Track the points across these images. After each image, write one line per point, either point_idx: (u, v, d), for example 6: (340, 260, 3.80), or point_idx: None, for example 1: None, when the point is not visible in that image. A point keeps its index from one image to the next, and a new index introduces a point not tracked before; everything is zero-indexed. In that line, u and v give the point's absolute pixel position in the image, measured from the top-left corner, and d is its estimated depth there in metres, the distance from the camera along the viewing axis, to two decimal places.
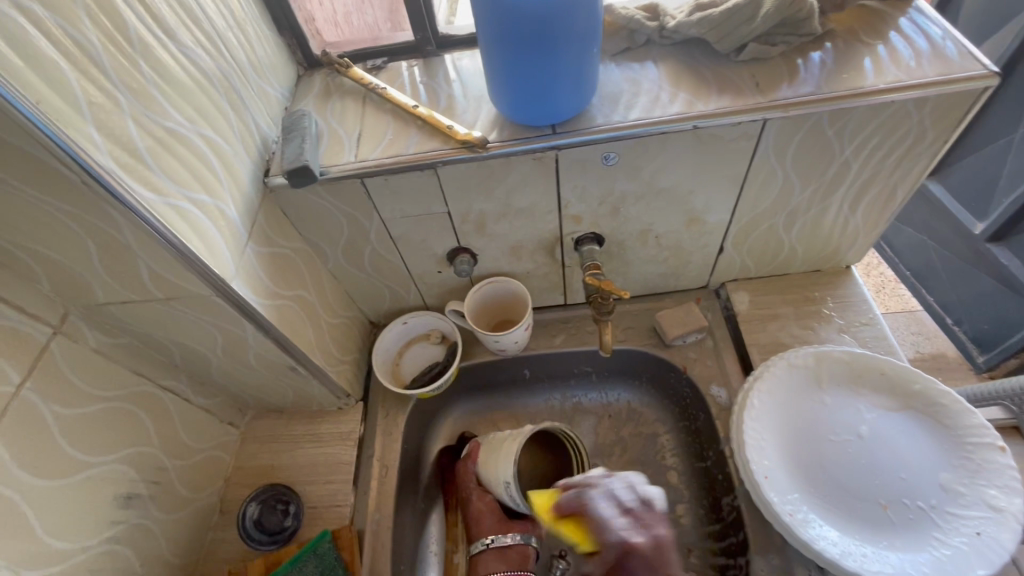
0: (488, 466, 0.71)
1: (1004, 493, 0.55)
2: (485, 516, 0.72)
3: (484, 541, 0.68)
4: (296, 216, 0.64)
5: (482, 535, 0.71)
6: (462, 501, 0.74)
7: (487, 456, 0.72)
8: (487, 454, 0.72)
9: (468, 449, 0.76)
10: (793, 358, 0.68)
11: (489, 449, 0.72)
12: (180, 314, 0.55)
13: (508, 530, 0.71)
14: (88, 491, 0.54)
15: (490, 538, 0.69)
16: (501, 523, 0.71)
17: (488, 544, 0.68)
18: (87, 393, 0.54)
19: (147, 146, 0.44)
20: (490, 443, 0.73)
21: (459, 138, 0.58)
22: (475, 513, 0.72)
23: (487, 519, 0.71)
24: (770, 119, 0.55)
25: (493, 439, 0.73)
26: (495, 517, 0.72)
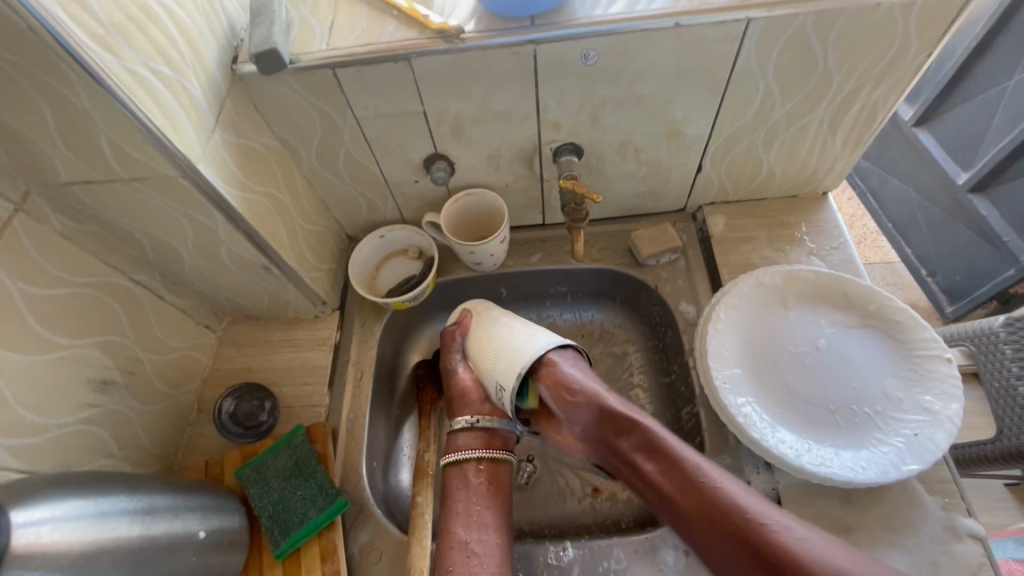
0: (484, 350, 0.65)
1: (940, 399, 0.58)
2: (472, 396, 0.66)
3: (468, 420, 0.64)
4: (268, 110, 0.62)
5: (465, 410, 0.66)
6: (447, 376, 0.69)
7: (487, 340, 0.66)
8: (484, 340, 0.66)
9: (460, 319, 0.72)
10: (762, 276, 0.69)
11: (489, 333, 0.66)
12: (147, 199, 0.54)
13: (491, 412, 0.66)
14: (61, 371, 0.55)
15: (474, 416, 0.64)
16: (486, 406, 0.66)
17: (471, 422, 0.64)
18: (55, 276, 0.54)
19: (101, 5, 0.42)
20: (491, 326, 0.67)
21: (434, 27, 0.56)
22: (460, 390, 0.67)
23: (473, 402, 0.66)
24: (754, 19, 0.54)
25: (496, 322, 0.67)
26: (480, 395, 0.66)
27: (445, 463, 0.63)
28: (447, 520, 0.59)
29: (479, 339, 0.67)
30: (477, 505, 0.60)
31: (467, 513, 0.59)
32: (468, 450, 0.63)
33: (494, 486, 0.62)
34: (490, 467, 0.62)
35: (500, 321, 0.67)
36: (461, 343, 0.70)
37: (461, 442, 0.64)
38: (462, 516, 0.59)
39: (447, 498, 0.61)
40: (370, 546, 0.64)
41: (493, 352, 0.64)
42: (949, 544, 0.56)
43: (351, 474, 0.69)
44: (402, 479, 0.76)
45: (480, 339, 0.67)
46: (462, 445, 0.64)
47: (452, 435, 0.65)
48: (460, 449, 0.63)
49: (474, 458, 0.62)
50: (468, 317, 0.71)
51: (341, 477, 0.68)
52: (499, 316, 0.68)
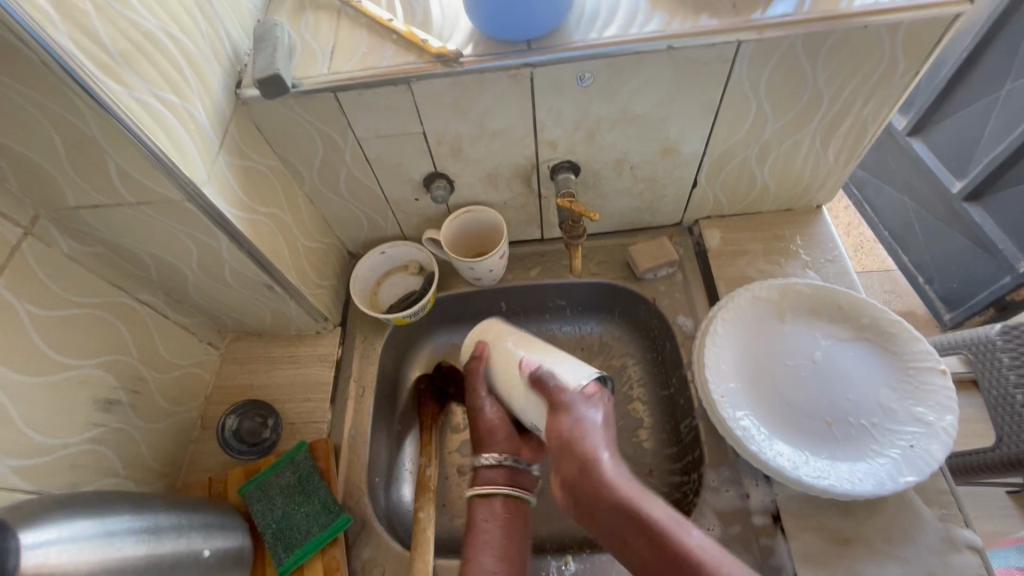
0: (510, 377, 0.62)
1: (935, 410, 0.59)
2: (500, 432, 0.62)
3: (496, 456, 0.60)
4: (270, 132, 0.63)
5: (493, 448, 0.62)
6: (472, 410, 0.65)
7: (509, 367, 0.62)
8: (506, 365, 0.63)
9: (478, 348, 0.68)
10: (758, 290, 0.70)
11: (507, 361, 0.63)
12: (152, 221, 0.55)
13: (519, 449, 0.62)
14: (67, 391, 0.56)
15: (502, 454, 0.60)
16: (515, 444, 0.62)
17: (500, 460, 0.60)
18: (63, 297, 0.55)
19: (110, 37, 0.44)
20: (510, 352, 0.64)
21: (433, 52, 0.58)
22: (487, 425, 0.63)
23: (501, 438, 0.62)
24: (744, 41, 0.55)
25: (516, 348, 0.64)
26: (511, 430, 0.63)
27: (472, 498, 0.58)
28: (472, 554, 0.54)
29: (501, 364, 0.64)
30: (506, 539, 0.56)
31: (496, 547, 0.55)
32: (497, 484, 0.58)
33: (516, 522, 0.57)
34: (514, 505, 0.58)
35: (517, 348, 0.64)
36: (485, 374, 0.66)
37: (489, 477, 0.59)
38: (490, 549, 0.54)
39: (471, 534, 0.56)
40: (372, 562, 0.64)
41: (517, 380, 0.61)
42: (947, 555, 0.56)
43: (353, 490, 0.69)
44: (404, 494, 0.76)
45: (502, 364, 0.63)
46: (489, 481, 0.59)
47: (475, 470, 0.61)
48: (488, 484, 0.59)
49: (502, 492, 0.58)
50: (490, 343, 0.67)
51: (343, 493, 0.69)
52: (517, 342, 0.65)
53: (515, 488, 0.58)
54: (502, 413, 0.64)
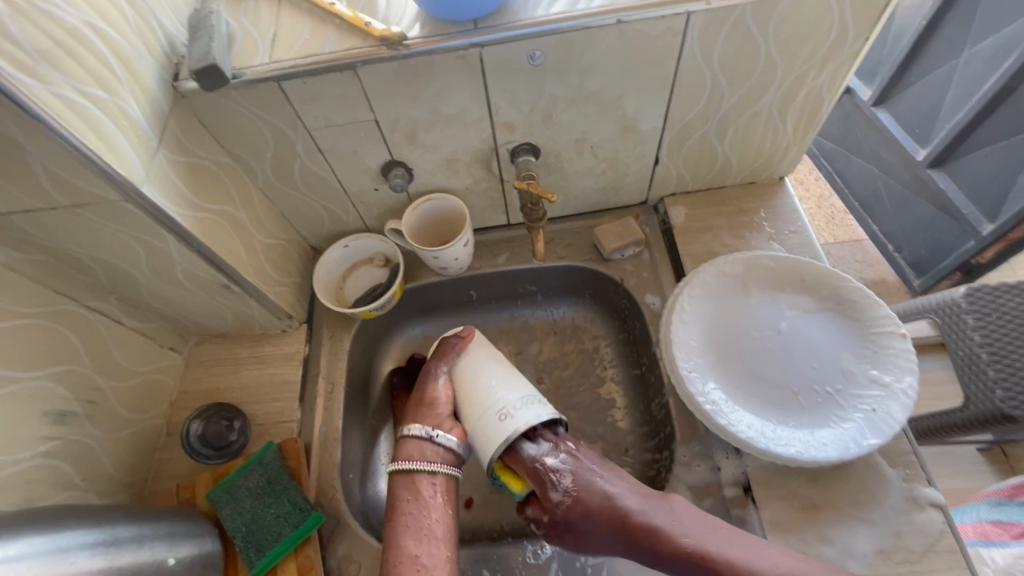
0: (481, 386, 0.63)
1: (894, 373, 0.60)
2: (440, 407, 0.63)
3: (427, 430, 0.61)
4: (214, 126, 0.61)
5: (427, 421, 0.63)
6: (423, 383, 0.66)
7: (472, 386, 0.63)
8: (478, 371, 0.64)
9: (461, 333, 0.69)
10: (722, 265, 0.70)
11: (479, 367, 0.64)
12: (90, 224, 0.52)
13: (454, 429, 0.63)
14: (13, 405, 0.53)
15: (435, 430, 0.61)
16: (452, 421, 0.63)
17: (430, 435, 0.61)
18: (1, 308, 0.52)
19: (24, 31, 0.41)
20: (482, 363, 0.65)
21: (377, 34, 0.56)
22: (430, 398, 0.64)
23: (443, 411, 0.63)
24: (693, 12, 0.54)
25: (484, 360, 0.66)
26: (449, 410, 0.64)
27: (393, 471, 0.60)
28: (394, 532, 0.56)
29: (481, 367, 0.64)
30: (427, 516, 0.57)
31: (417, 525, 0.56)
32: (425, 461, 0.60)
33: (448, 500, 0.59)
34: (446, 482, 0.59)
35: (481, 357, 0.66)
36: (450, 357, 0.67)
37: (413, 450, 0.60)
38: (413, 530, 0.56)
39: (395, 508, 0.58)
40: (348, 558, 0.64)
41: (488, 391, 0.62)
42: (911, 514, 0.58)
43: (326, 487, 0.68)
44: (381, 488, 0.75)
45: (477, 369, 0.64)
46: (412, 454, 0.60)
47: (401, 441, 0.62)
48: (414, 459, 0.60)
49: (428, 470, 0.59)
50: (467, 333, 0.69)
51: (316, 491, 0.68)
52: (496, 354, 0.67)
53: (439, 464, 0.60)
54: (449, 390, 0.65)
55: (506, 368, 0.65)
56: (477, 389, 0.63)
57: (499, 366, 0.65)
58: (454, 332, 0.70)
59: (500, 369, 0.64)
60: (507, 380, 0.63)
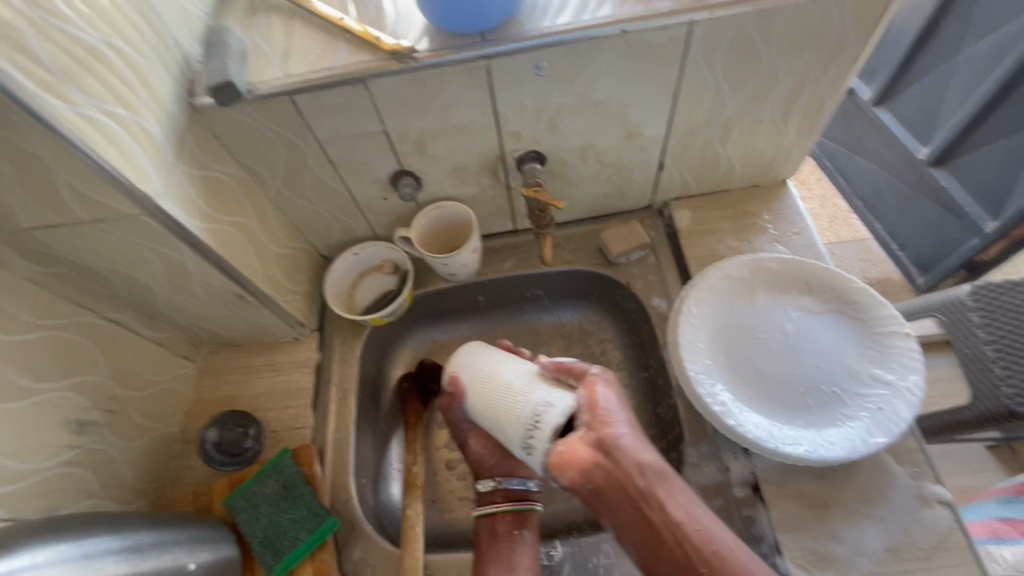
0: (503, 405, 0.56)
1: (900, 372, 0.61)
2: (490, 459, 0.64)
3: (491, 482, 0.63)
4: (228, 139, 0.62)
5: (489, 474, 0.65)
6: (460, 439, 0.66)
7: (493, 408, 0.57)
8: (498, 391, 0.57)
9: (449, 385, 0.62)
10: (728, 268, 0.71)
11: (491, 394, 0.58)
12: (110, 237, 0.54)
13: (512, 467, 0.64)
14: (37, 415, 0.55)
15: (497, 478, 0.63)
16: (506, 463, 0.64)
17: (496, 484, 0.63)
18: (25, 321, 0.54)
19: (50, 54, 0.43)
20: (481, 384, 0.59)
21: (387, 48, 0.57)
22: (476, 456, 0.65)
23: (494, 460, 0.64)
24: (695, 22, 0.55)
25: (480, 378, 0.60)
26: (499, 452, 0.64)
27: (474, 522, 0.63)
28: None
29: (480, 392, 0.59)
30: (515, 555, 0.60)
31: (507, 564, 0.59)
32: (496, 506, 0.62)
33: (525, 536, 0.61)
34: (518, 518, 0.62)
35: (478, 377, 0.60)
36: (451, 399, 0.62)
37: (486, 500, 0.63)
38: (503, 567, 0.59)
39: (481, 557, 0.61)
40: (364, 562, 0.65)
41: (509, 409, 0.55)
42: (920, 512, 0.58)
43: (340, 492, 0.69)
44: (393, 492, 0.76)
45: (489, 398, 0.57)
46: (487, 504, 0.64)
47: (477, 494, 0.65)
48: (487, 506, 0.63)
49: (502, 514, 0.62)
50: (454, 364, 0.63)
51: (331, 496, 0.69)
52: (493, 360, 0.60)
53: (512, 509, 0.62)
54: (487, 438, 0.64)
55: (511, 372, 0.58)
56: (501, 416, 0.56)
57: (505, 374, 0.58)
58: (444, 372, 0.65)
59: (502, 381, 0.57)
60: (525, 380, 0.56)
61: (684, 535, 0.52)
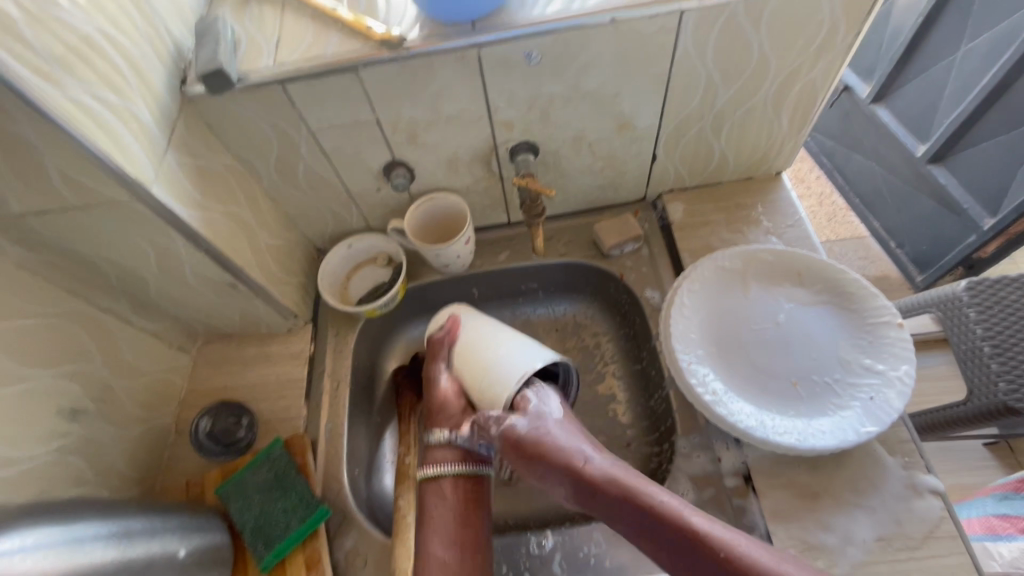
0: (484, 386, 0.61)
1: (891, 362, 0.61)
2: (451, 408, 0.63)
3: (447, 434, 0.61)
4: (220, 128, 0.62)
5: (445, 423, 0.62)
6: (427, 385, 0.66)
7: (477, 359, 0.63)
8: (472, 360, 0.64)
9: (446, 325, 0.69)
10: (720, 259, 0.71)
11: (478, 343, 0.64)
12: (101, 223, 0.54)
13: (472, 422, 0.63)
14: (28, 401, 0.55)
15: (452, 431, 0.61)
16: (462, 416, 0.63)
17: (450, 438, 0.61)
18: (16, 307, 0.54)
19: (39, 38, 0.43)
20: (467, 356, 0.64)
21: (378, 37, 0.57)
22: (440, 400, 0.64)
23: (452, 414, 0.63)
24: (686, 10, 0.55)
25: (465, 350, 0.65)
26: (463, 403, 0.64)
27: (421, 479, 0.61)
28: (425, 536, 0.57)
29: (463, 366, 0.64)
30: (450, 518, 0.58)
31: (444, 530, 0.57)
32: (446, 464, 0.60)
33: (476, 500, 0.59)
34: (469, 481, 0.60)
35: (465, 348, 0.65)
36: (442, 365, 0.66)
37: (438, 456, 0.61)
38: (441, 533, 0.56)
39: (425, 515, 0.58)
40: (354, 551, 0.64)
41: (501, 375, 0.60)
42: (911, 501, 0.58)
43: (332, 482, 0.69)
44: (386, 484, 0.76)
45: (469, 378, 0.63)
46: (438, 459, 0.61)
47: (428, 448, 0.62)
48: (438, 464, 0.60)
49: (453, 472, 0.60)
50: (452, 325, 0.68)
51: (322, 486, 0.69)
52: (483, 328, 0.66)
53: (461, 465, 0.60)
54: (456, 386, 0.65)
55: (494, 353, 0.62)
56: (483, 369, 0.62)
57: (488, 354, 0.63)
58: (442, 327, 0.69)
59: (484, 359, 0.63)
60: (502, 338, 0.64)
61: (665, 522, 0.47)
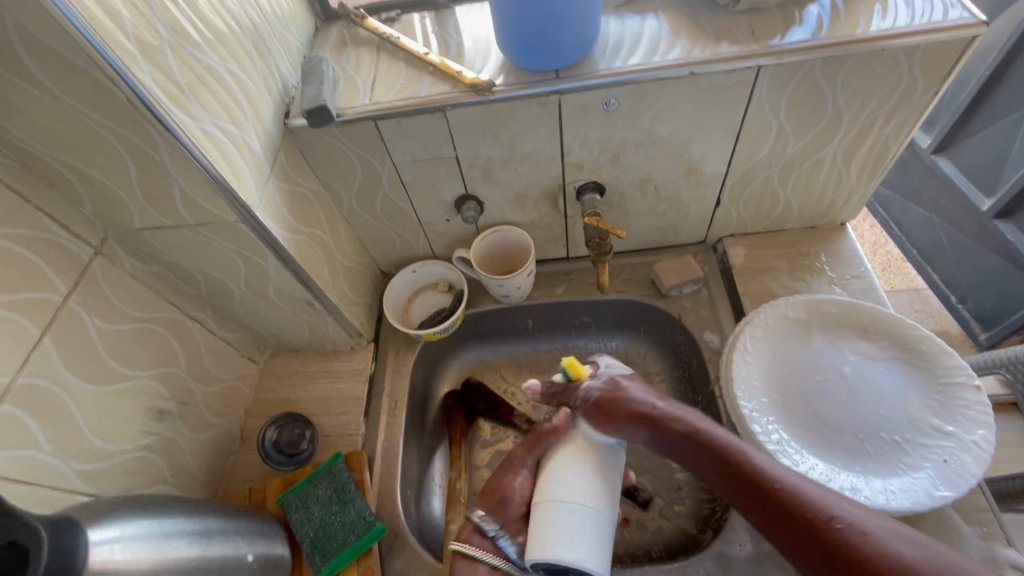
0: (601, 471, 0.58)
1: (969, 424, 0.59)
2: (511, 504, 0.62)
3: (495, 529, 0.61)
4: (314, 158, 0.68)
5: (496, 514, 0.62)
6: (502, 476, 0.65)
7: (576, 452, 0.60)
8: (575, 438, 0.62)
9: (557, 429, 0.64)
10: (784, 306, 0.70)
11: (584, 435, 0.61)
12: (206, 241, 0.59)
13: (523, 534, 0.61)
14: (126, 399, 0.59)
15: (503, 530, 0.61)
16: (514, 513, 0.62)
17: (497, 535, 0.60)
18: (125, 312, 0.59)
19: (184, 77, 0.49)
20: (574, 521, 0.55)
21: (467, 82, 0.62)
22: (505, 489, 0.63)
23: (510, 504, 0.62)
24: (764, 66, 0.58)
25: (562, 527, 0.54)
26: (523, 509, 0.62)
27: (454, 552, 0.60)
28: None
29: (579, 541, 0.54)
30: None
31: None
32: (485, 552, 0.59)
33: None
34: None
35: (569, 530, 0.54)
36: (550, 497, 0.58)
37: (476, 540, 0.60)
38: None
39: None
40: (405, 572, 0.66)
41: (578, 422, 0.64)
42: None
43: (386, 501, 0.71)
44: (435, 507, 0.78)
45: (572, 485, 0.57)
46: (473, 543, 0.60)
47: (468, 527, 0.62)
48: (475, 547, 0.60)
49: (489, 562, 0.59)
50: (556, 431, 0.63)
51: (377, 504, 0.71)
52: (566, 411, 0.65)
53: (492, 556, 0.59)
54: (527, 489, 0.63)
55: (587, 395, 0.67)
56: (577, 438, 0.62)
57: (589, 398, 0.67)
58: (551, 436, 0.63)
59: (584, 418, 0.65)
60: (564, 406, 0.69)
61: (794, 514, 0.47)
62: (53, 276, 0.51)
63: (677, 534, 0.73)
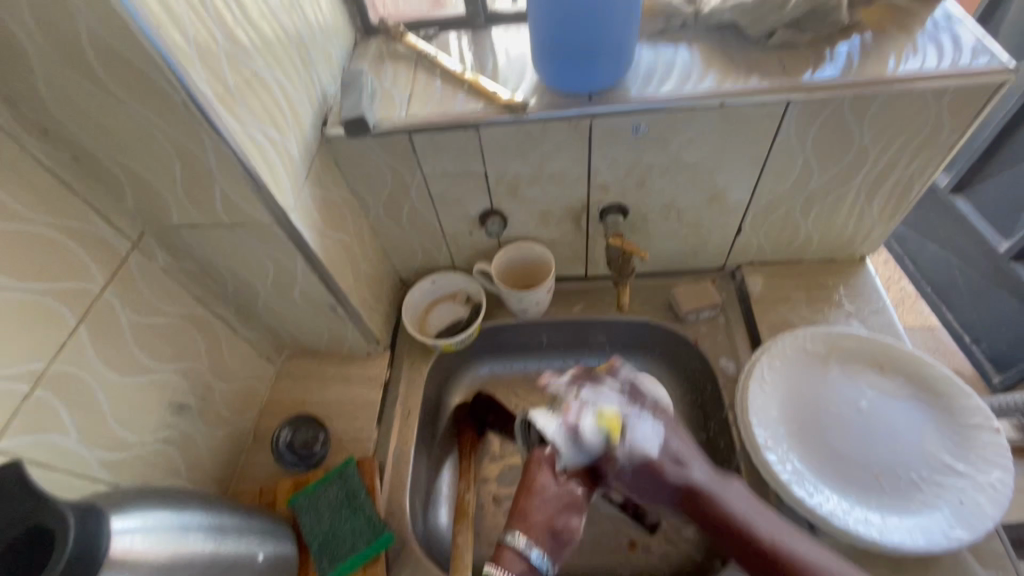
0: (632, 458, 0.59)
1: (987, 466, 0.59)
2: (537, 509, 0.52)
3: (524, 543, 0.50)
4: (346, 166, 0.69)
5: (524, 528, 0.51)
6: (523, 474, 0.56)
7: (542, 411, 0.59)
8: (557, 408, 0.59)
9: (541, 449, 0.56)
10: (802, 336, 0.70)
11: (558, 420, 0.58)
12: (239, 241, 0.60)
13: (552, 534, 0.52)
14: (149, 392, 0.60)
15: (527, 542, 0.50)
16: (549, 517, 0.52)
17: (525, 549, 0.49)
18: (155, 305, 0.60)
19: (235, 83, 0.51)
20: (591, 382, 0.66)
21: (502, 101, 0.63)
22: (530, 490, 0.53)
23: (543, 505, 0.53)
24: (794, 101, 0.59)
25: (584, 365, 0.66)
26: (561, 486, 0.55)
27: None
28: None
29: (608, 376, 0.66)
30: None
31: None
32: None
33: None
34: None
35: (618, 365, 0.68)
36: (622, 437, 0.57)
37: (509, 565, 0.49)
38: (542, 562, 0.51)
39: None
40: None
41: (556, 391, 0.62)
42: None
43: (395, 509, 0.71)
44: (442, 519, 0.78)
45: (615, 404, 0.59)
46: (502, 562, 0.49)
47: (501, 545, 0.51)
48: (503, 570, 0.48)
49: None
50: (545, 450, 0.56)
51: (386, 509, 0.71)
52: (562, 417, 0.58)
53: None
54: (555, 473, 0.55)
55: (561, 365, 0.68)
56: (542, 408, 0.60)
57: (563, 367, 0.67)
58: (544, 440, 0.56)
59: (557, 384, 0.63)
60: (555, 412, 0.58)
61: (769, 558, 0.53)
62: (92, 267, 0.52)
63: (684, 562, 0.73)
